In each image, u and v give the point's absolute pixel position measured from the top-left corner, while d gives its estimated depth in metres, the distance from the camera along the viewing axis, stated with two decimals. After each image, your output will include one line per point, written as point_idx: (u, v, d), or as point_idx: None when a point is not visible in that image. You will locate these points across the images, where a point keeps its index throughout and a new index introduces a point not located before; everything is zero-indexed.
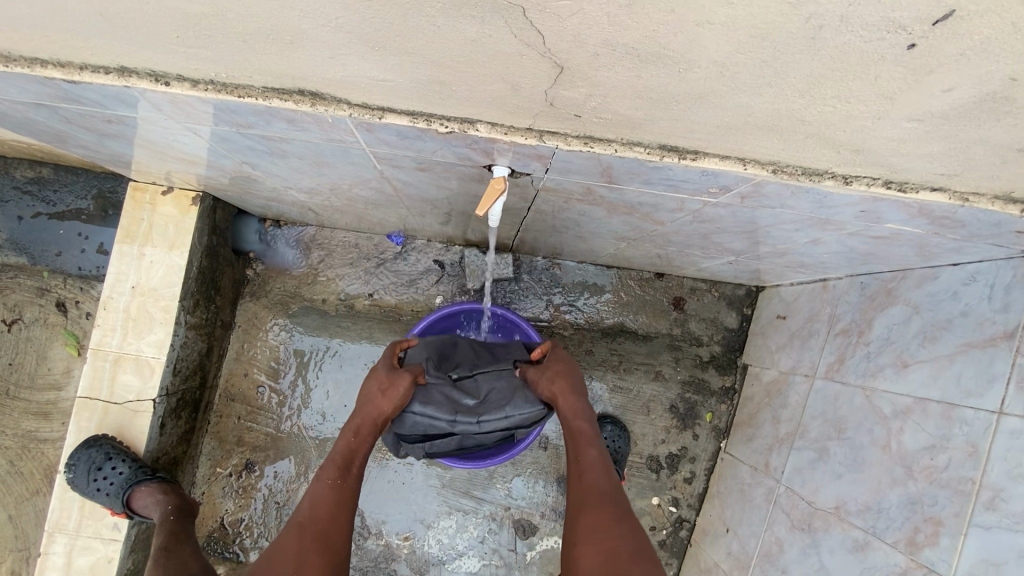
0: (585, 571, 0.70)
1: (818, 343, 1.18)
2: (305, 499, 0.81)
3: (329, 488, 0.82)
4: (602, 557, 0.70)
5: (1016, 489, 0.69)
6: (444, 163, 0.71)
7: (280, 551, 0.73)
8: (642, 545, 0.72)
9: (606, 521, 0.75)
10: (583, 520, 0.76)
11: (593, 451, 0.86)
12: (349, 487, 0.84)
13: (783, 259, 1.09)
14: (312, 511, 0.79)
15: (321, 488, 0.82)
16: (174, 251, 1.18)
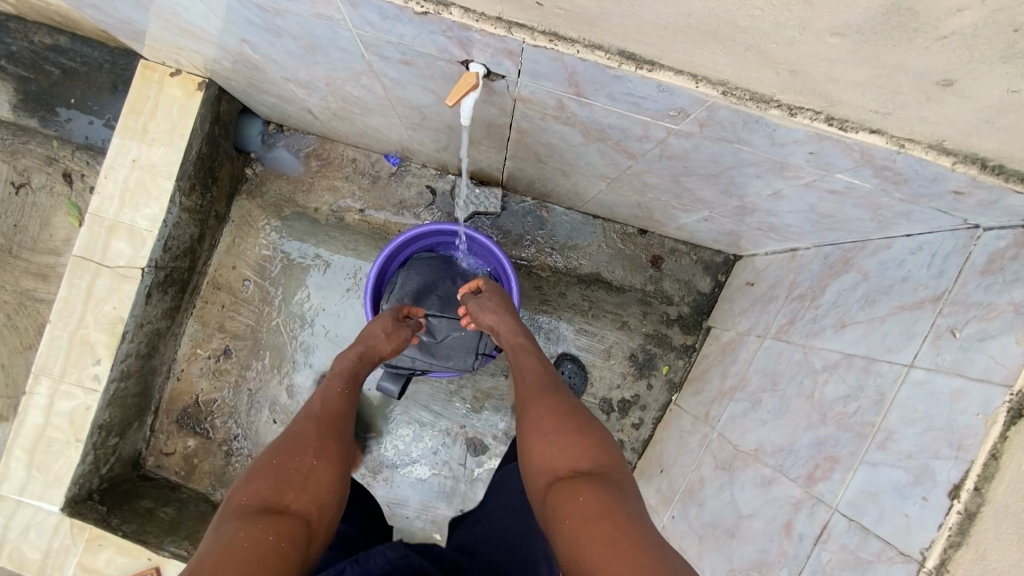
0: (539, 444, 0.93)
1: (776, 308, 1.23)
2: (314, 405, 0.97)
3: (337, 396, 1.00)
4: (552, 430, 0.93)
5: (906, 431, 0.74)
6: (426, 55, 0.75)
7: (303, 438, 0.88)
8: (582, 421, 0.94)
9: (551, 408, 0.97)
10: (532, 409, 0.99)
11: (532, 360, 1.10)
12: (347, 399, 1.01)
13: (753, 218, 1.13)
14: (324, 411, 0.96)
15: (327, 397, 0.99)
16: (175, 131, 1.23)
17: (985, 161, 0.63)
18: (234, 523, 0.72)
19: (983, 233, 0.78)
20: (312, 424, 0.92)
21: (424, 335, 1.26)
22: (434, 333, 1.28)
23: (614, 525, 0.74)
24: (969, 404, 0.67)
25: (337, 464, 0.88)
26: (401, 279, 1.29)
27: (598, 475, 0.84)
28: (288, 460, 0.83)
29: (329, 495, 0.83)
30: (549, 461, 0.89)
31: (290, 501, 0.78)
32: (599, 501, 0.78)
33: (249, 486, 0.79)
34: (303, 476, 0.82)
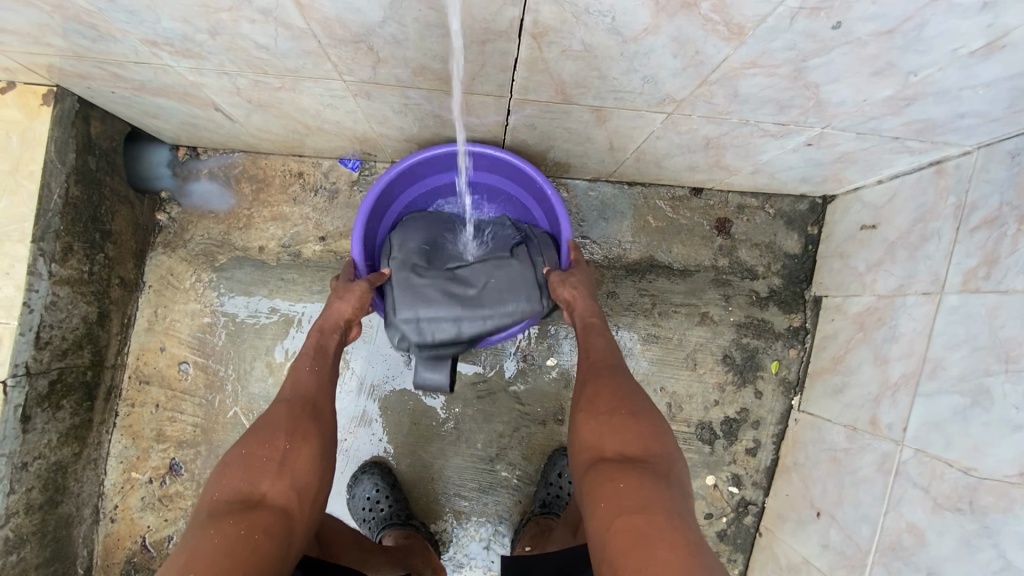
0: (587, 431, 0.67)
1: (940, 248, 0.84)
2: (290, 377, 0.74)
3: (315, 367, 0.76)
4: (606, 412, 0.67)
5: None
6: None
7: (270, 421, 0.67)
8: (644, 397, 0.68)
9: (610, 394, 0.69)
10: (589, 388, 0.72)
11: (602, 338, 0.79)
12: (331, 370, 0.78)
13: (898, 119, 0.74)
14: (299, 387, 0.73)
15: (304, 369, 0.75)
16: (20, 172, 0.84)
17: None
18: (196, 528, 0.56)
19: None
20: (287, 403, 0.70)
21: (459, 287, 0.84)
22: (471, 284, 0.85)
23: (655, 528, 0.53)
24: None
25: (324, 450, 0.68)
26: (399, 243, 0.88)
27: (650, 470, 0.60)
28: (257, 446, 0.63)
29: (311, 479, 0.65)
30: (596, 449, 0.64)
31: (265, 490, 0.61)
32: (640, 499, 0.56)
33: (213, 480, 0.62)
34: (279, 470, 0.62)
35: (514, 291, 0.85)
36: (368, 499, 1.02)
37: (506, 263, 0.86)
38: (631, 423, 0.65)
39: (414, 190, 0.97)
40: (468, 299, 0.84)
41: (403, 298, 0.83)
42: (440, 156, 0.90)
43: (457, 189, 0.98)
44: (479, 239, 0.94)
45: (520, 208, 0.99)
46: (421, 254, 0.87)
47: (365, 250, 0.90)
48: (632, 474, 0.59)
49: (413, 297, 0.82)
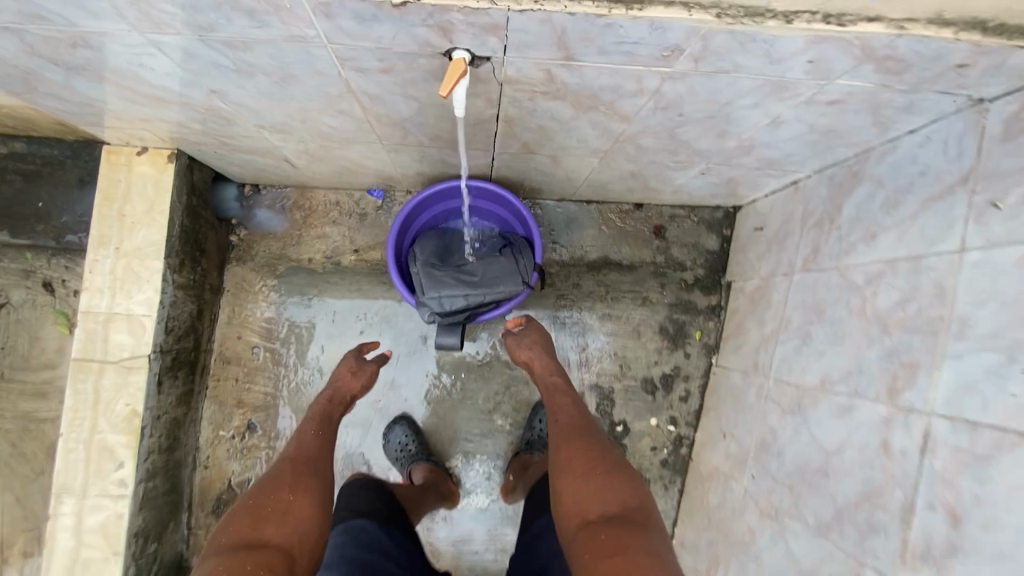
0: (569, 491, 0.88)
1: (794, 241, 1.21)
2: (291, 447, 1.02)
3: (312, 435, 1.04)
4: (584, 477, 0.88)
5: (980, 312, 0.72)
6: (405, 55, 0.73)
7: (279, 477, 0.92)
8: (612, 457, 0.92)
9: (582, 454, 0.93)
10: (563, 453, 0.95)
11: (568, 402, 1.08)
12: (326, 438, 1.06)
13: (752, 157, 1.12)
14: (299, 452, 0.99)
15: (303, 441, 1.03)
16: (155, 210, 1.19)
17: (986, 23, 0.64)
18: (213, 560, 0.76)
19: (991, 105, 0.78)
20: (291, 463, 0.96)
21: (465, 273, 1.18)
22: (473, 272, 1.19)
23: (633, 562, 0.72)
24: None
25: (321, 497, 0.91)
26: (419, 249, 1.23)
27: (626, 518, 0.81)
28: (266, 499, 0.87)
29: (309, 524, 0.86)
30: (580, 512, 0.84)
31: (270, 536, 0.81)
32: (623, 543, 0.75)
33: (228, 524, 0.83)
34: (285, 512, 0.85)
35: (504, 274, 1.19)
36: (400, 443, 1.37)
37: (497, 257, 1.22)
38: (603, 477, 0.88)
39: (427, 215, 1.33)
40: (471, 281, 1.17)
41: (426, 283, 1.17)
42: (444, 189, 1.27)
43: (457, 212, 1.35)
44: (475, 246, 1.29)
45: (505, 223, 1.35)
46: (434, 256, 1.22)
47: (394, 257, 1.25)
48: (609, 522, 0.80)
49: (432, 282, 1.17)
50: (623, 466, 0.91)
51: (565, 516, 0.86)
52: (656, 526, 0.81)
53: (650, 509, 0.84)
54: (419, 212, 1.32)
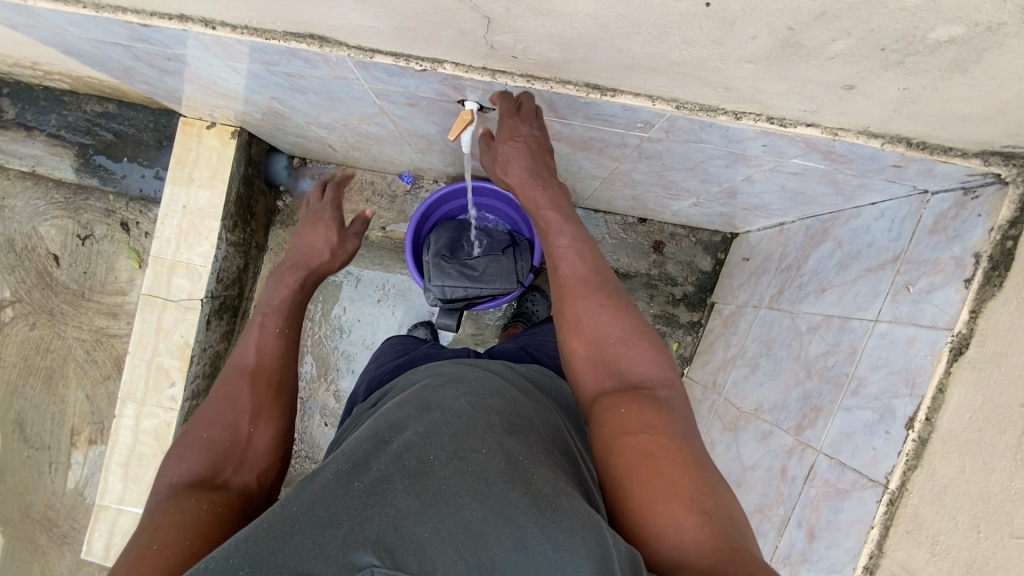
0: (580, 350, 0.73)
1: (768, 278, 1.33)
2: (247, 351, 0.88)
3: (276, 330, 0.92)
4: (600, 339, 0.72)
5: (872, 377, 0.85)
6: (427, 98, 0.89)
7: (237, 397, 0.79)
8: (630, 318, 0.73)
9: (591, 320, 0.74)
10: (573, 307, 0.75)
11: (572, 238, 0.81)
12: (287, 336, 0.93)
13: (737, 199, 1.23)
14: (259, 359, 0.87)
15: (262, 336, 0.90)
16: (217, 178, 1.41)
17: (910, 140, 0.74)
18: (161, 502, 0.65)
19: (931, 197, 0.88)
20: (251, 378, 0.83)
21: (467, 270, 1.35)
22: (475, 269, 1.36)
23: (657, 447, 0.59)
24: (921, 347, 0.78)
25: (284, 429, 0.82)
26: (433, 239, 1.40)
27: (650, 391, 0.66)
28: (218, 434, 0.75)
29: (271, 457, 0.77)
30: (596, 376, 0.71)
31: (227, 477, 0.71)
32: (645, 420, 0.62)
33: (180, 457, 0.72)
34: (249, 446, 0.76)
35: (500, 275, 1.36)
36: None
37: (498, 259, 1.38)
38: (618, 350, 0.71)
39: (446, 207, 1.48)
40: (471, 277, 1.35)
41: (433, 272, 1.34)
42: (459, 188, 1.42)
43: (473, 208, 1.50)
44: (483, 241, 1.43)
45: (514, 223, 1.49)
46: (445, 248, 1.39)
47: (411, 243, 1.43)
48: (629, 393, 0.66)
49: (438, 272, 1.34)
50: (638, 329, 0.73)
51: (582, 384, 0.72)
52: (679, 391, 0.68)
53: (674, 380, 0.69)
54: (440, 204, 1.47)
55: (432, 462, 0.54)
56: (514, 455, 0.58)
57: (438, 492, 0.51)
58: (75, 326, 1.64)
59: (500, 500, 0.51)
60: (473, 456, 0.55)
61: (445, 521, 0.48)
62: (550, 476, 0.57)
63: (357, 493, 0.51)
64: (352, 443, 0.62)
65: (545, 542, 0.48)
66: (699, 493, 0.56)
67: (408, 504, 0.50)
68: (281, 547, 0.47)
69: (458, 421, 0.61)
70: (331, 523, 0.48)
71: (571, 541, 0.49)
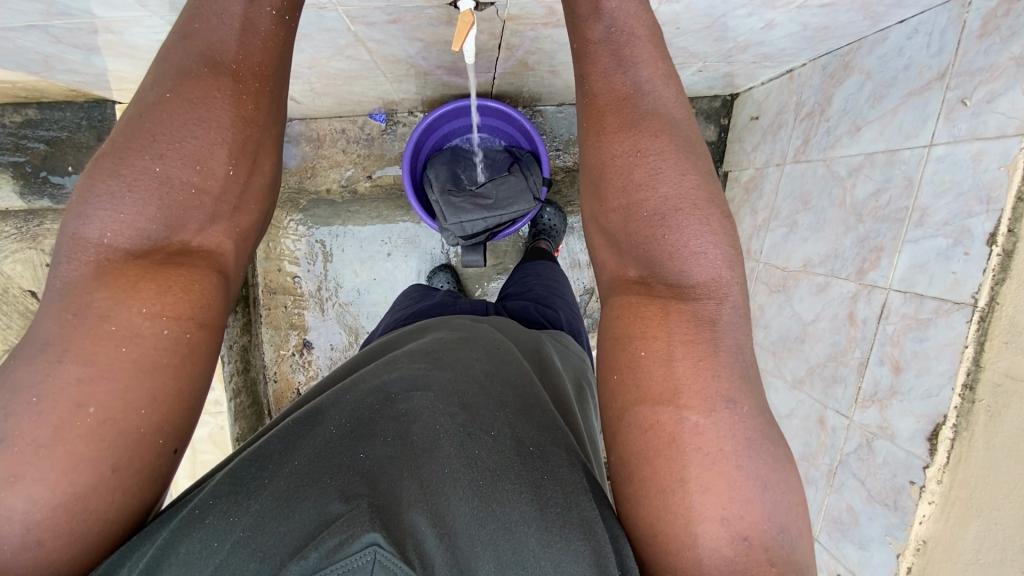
0: (609, 222, 0.59)
1: (787, 132, 1.28)
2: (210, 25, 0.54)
3: (267, 29, 0.57)
4: (636, 213, 0.57)
5: (938, 203, 0.83)
6: (413, 8, 0.77)
7: (202, 114, 0.53)
8: (679, 191, 0.56)
9: (637, 182, 0.56)
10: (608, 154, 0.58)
11: (641, 57, 0.58)
12: (288, 29, 0.59)
13: (748, 53, 1.15)
14: (236, 57, 0.55)
15: (228, 47, 0.55)
16: None
17: None
18: (97, 278, 0.47)
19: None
20: (229, 75, 0.54)
21: (481, 199, 1.27)
22: (489, 196, 1.28)
23: (687, 436, 0.51)
24: (990, 161, 0.76)
25: (269, 170, 0.59)
26: (433, 175, 1.30)
27: (687, 308, 0.55)
28: (167, 146, 0.51)
29: (251, 220, 0.58)
30: (630, 260, 0.59)
31: (190, 237, 0.52)
32: (674, 373, 0.53)
33: (118, 184, 0.49)
34: (231, 206, 0.55)
35: (517, 195, 1.28)
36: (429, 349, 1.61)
37: (508, 178, 1.29)
38: (661, 229, 0.56)
39: (434, 138, 1.36)
40: (487, 206, 1.27)
41: (447, 211, 1.26)
42: (447, 115, 1.32)
43: (463, 132, 1.38)
44: (487, 168, 1.37)
45: (509, 138, 1.40)
46: (449, 182, 1.30)
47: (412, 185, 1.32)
48: (658, 302, 0.56)
49: (453, 209, 1.26)
50: (703, 197, 0.57)
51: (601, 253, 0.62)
52: (734, 304, 0.56)
53: (729, 282, 0.56)
54: (427, 135, 1.34)
55: (435, 443, 0.51)
56: (523, 439, 0.56)
57: (441, 479, 0.48)
58: None
59: (498, 503, 0.48)
60: (482, 436, 0.53)
61: (443, 517, 0.45)
62: (558, 462, 0.55)
63: (344, 478, 0.47)
64: (353, 392, 0.59)
65: (542, 554, 0.46)
66: (732, 504, 0.50)
67: (405, 484, 0.47)
68: (269, 519, 0.44)
69: (467, 393, 0.58)
70: (323, 494, 0.45)
71: (569, 557, 0.47)
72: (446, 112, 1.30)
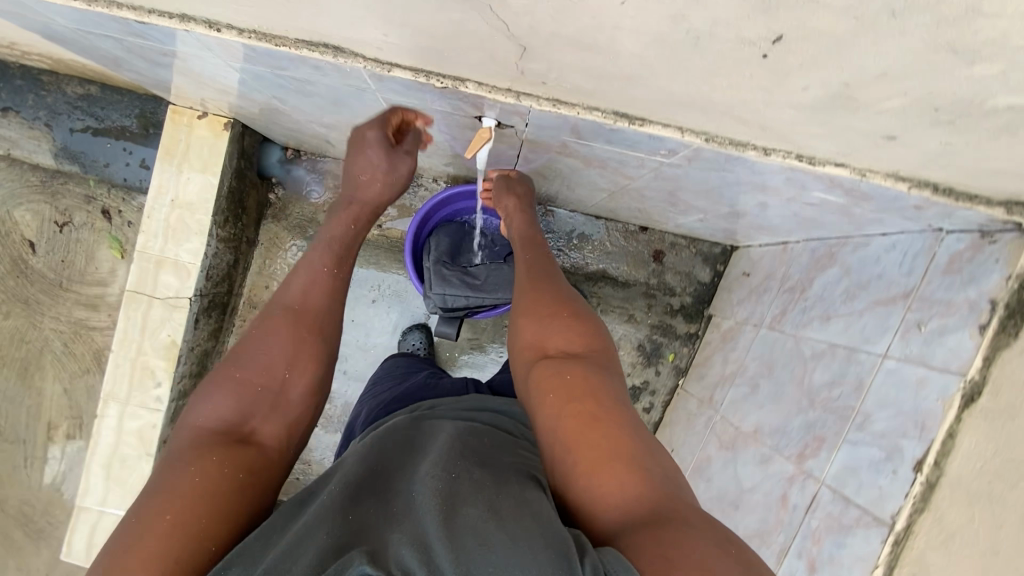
0: (545, 408, 0.72)
1: (770, 298, 1.33)
2: (301, 276, 0.88)
3: (325, 274, 0.89)
4: (565, 394, 0.71)
5: (879, 414, 0.86)
6: (443, 112, 0.86)
7: (271, 356, 0.79)
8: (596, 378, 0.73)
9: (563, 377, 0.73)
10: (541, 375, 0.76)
11: (564, 324, 0.83)
12: (359, 237, 0.98)
13: (745, 219, 1.23)
14: (311, 292, 0.87)
15: (314, 270, 0.90)
16: (208, 171, 1.35)
17: (936, 186, 0.73)
18: (191, 450, 0.68)
19: (946, 236, 0.87)
20: (292, 325, 0.82)
21: (470, 278, 1.32)
22: (478, 277, 1.33)
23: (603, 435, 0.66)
24: (931, 391, 0.79)
25: (319, 377, 0.82)
26: (434, 243, 1.36)
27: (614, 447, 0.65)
28: (251, 375, 0.77)
29: (299, 414, 0.79)
30: (560, 431, 0.69)
31: (253, 428, 0.74)
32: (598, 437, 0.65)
33: (210, 394, 0.74)
34: (279, 406, 0.77)
35: (504, 284, 1.33)
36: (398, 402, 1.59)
37: (501, 266, 1.35)
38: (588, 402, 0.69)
39: (447, 209, 1.43)
40: (473, 287, 1.31)
41: (434, 281, 1.31)
42: (459, 195, 1.39)
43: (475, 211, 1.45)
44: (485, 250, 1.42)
45: None
46: (446, 254, 1.35)
47: (412, 247, 1.38)
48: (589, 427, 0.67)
49: (440, 280, 1.31)
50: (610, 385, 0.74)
51: (523, 350, 0.85)
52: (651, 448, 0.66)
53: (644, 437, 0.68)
54: (440, 206, 1.41)
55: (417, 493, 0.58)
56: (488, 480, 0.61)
57: (417, 519, 0.53)
58: (53, 317, 1.56)
59: (466, 521, 0.52)
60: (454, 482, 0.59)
61: (421, 540, 0.50)
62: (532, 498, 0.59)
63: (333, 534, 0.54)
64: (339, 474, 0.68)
65: (509, 555, 0.48)
66: (644, 484, 0.61)
67: (387, 533, 0.52)
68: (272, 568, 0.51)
69: (449, 454, 0.66)
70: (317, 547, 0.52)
71: (533, 554, 0.48)
72: (457, 193, 1.38)
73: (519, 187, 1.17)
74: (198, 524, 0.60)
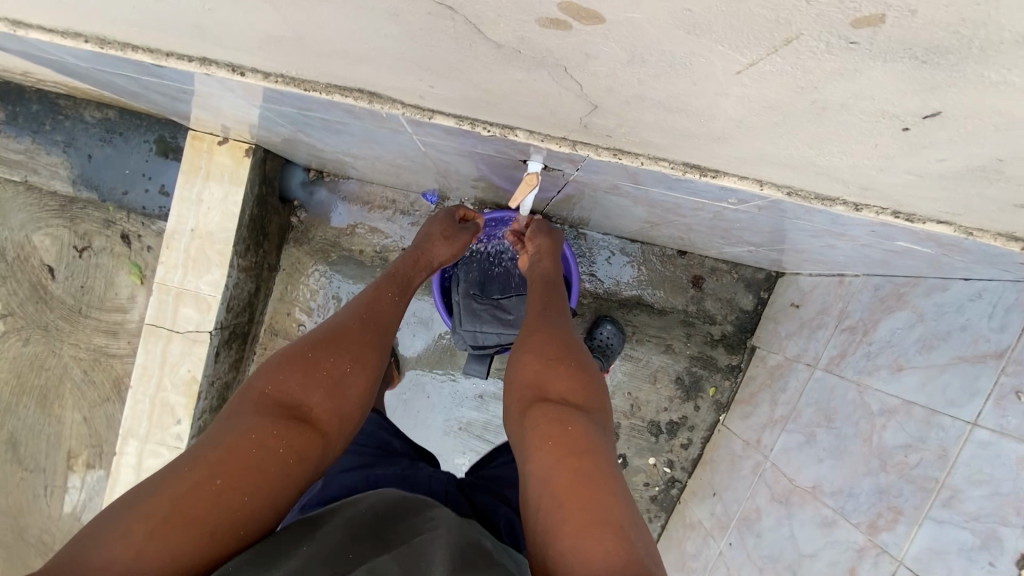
0: (535, 457, 0.68)
1: (824, 335, 1.23)
2: (367, 292, 0.91)
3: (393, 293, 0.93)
4: (556, 444, 0.67)
5: (971, 491, 0.77)
6: (484, 154, 0.78)
7: (341, 342, 0.78)
8: (585, 429, 0.69)
9: (556, 424, 0.69)
10: (534, 419, 0.72)
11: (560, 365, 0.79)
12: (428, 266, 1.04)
13: (802, 253, 1.13)
14: (380, 303, 0.89)
15: (382, 292, 0.91)
16: (228, 198, 1.30)
17: None
18: (250, 417, 0.65)
19: None
20: (363, 324, 0.83)
21: (502, 312, 1.24)
22: (511, 311, 1.26)
23: (589, 494, 0.62)
24: None
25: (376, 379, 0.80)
26: (463, 273, 1.29)
27: (595, 509, 0.60)
28: (322, 356, 0.75)
29: (355, 407, 0.75)
30: (546, 485, 0.64)
31: (311, 407, 0.70)
32: (589, 497, 0.61)
33: (279, 364, 0.73)
34: (343, 395, 0.74)
35: None
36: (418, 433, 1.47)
37: None
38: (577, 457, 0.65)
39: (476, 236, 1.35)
40: (506, 322, 1.24)
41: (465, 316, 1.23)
42: (487, 221, 1.32)
43: None
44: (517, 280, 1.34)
45: None
46: (476, 286, 1.27)
47: (440, 278, 1.31)
48: (575, 485, 0.62)
49: (472, 316, 1.23)
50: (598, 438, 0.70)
51: (516, 386, 0.80)
52: (632, 515, 0.62)
53: (625, 500, 0.63)
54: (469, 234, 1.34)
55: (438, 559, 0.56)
56: None
57: None
58: (72, 344, 1.52)
59: None
60: None
61: None
62: None
63: None
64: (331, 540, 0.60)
65: None
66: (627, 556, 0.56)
67: None
68: None
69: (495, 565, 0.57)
70: None
71: None
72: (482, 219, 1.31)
73: (551, 237, 1.09)
74: (244, 508, 0.57)
